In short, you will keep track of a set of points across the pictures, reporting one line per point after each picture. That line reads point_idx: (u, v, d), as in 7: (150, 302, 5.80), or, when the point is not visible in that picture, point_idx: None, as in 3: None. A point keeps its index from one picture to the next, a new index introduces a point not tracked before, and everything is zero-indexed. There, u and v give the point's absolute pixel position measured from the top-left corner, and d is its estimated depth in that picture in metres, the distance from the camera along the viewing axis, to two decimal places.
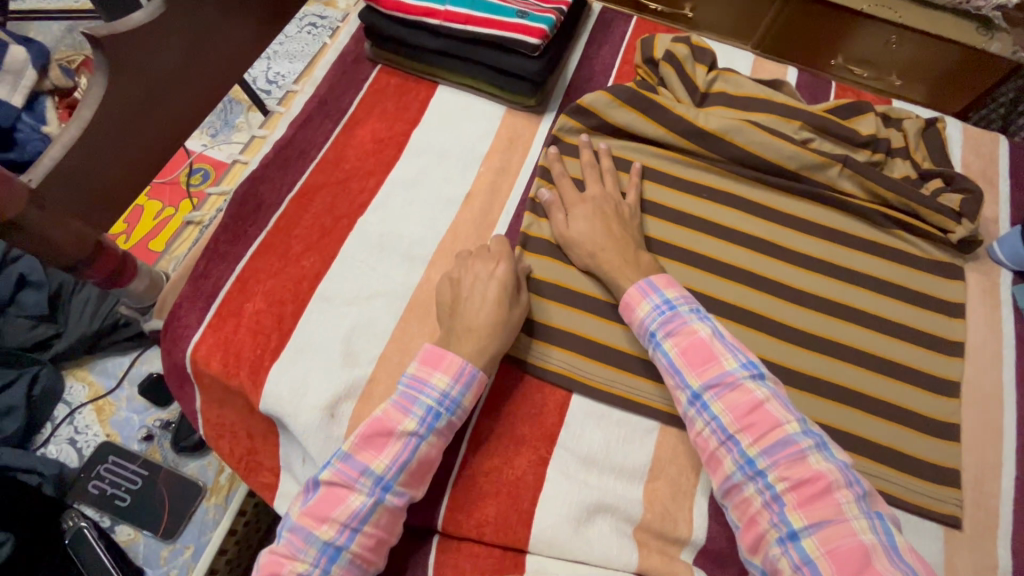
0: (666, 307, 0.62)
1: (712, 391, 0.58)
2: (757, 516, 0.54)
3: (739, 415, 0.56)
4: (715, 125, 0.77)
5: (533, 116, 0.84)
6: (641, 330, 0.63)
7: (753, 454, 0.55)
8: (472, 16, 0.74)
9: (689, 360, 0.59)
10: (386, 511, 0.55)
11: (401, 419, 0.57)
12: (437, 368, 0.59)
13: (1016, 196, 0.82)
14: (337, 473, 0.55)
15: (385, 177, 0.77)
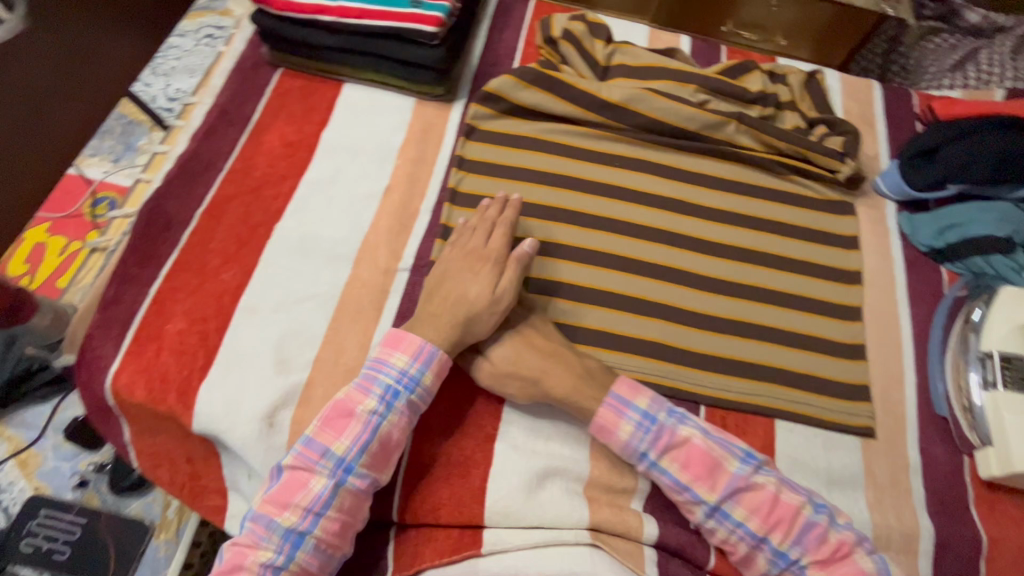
0: (648, 423, 0.58)
1: (708, 487, 0.57)
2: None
3: (737, 499, 0.56)
4: (618, 96, 0.81)
5: (444, 104, 0.84)
6: (628, 452, 0.59)
7: (755, 533, 0.55)
8: (366, 10, 0.74)
9: (682, 458, 0.57)
10: (348, 493, 0.55)
11: (362, 400, 0.58)
12: (396, 348, 0.60)
13: (894, 134, 0.90)
14: (298, 457, 0.56)
15: (300, 180, 0.76)
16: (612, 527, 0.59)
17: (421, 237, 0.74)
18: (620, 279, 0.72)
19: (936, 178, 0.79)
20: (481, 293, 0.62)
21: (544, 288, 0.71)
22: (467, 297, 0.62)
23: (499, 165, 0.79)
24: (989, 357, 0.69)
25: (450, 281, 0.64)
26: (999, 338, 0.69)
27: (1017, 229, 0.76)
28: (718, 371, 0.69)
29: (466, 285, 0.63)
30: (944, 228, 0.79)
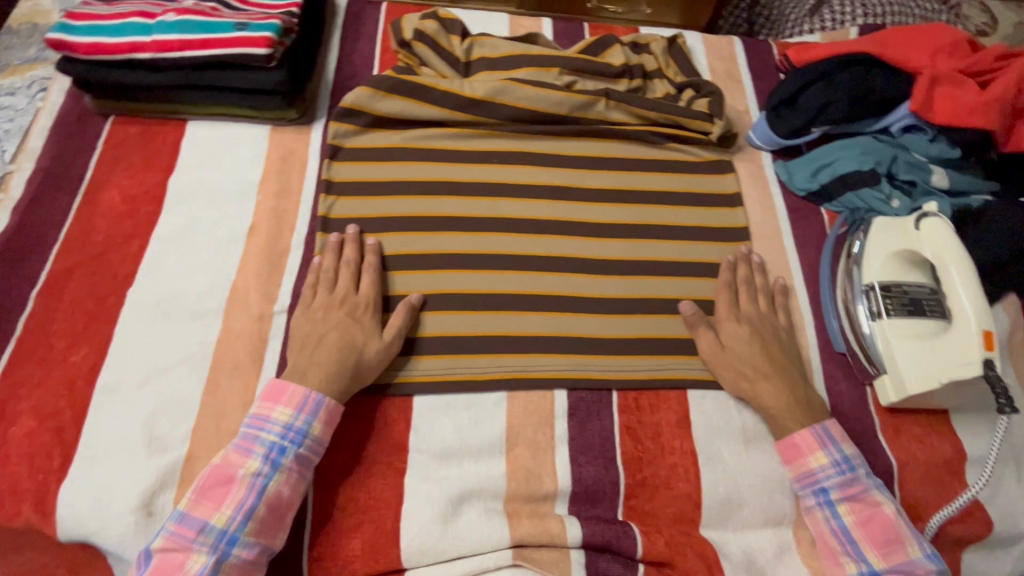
0: (846, 466, 0.60)
1: (817, 478, 0.60)
2: (839, 559, 0.59)
3: (851, 487, 0.60)
4: (481, 91, 0.78)
5: (302, 128, 0.79)
6: (808, 483, 0.61)
7: (843, 515, 0.59)
8: (187, 42, 0.68)
9: (798, 452, 0.62)
10: (234, 567, 0.51)
11: (243, 462, 0.54)
12: (278, 402, 0.57)
13: (759, 87, 0.92)
14: (171, 536, 0.50)
15: (150, 237, 0.69)
16: (534, 540, 0.58)
17: (296, 274, 0.69)
18: (513, 279, 0.70)
19: (801, 123, 0.81)
20: (373, 342, 0.62)
21: (436, 304, 0.68)
22: (358, 346, 0.61)
23: (370, 182, 0.75)
24: (871, 289, 0.71)
25: (333, 333, 0.61)
26: (878, 268, 0.72)
27: (881, 160, 0.79)
28: (624, 354, 0.68)
29: (353, 335, 0.62)
30: (817, 170, 0.81)
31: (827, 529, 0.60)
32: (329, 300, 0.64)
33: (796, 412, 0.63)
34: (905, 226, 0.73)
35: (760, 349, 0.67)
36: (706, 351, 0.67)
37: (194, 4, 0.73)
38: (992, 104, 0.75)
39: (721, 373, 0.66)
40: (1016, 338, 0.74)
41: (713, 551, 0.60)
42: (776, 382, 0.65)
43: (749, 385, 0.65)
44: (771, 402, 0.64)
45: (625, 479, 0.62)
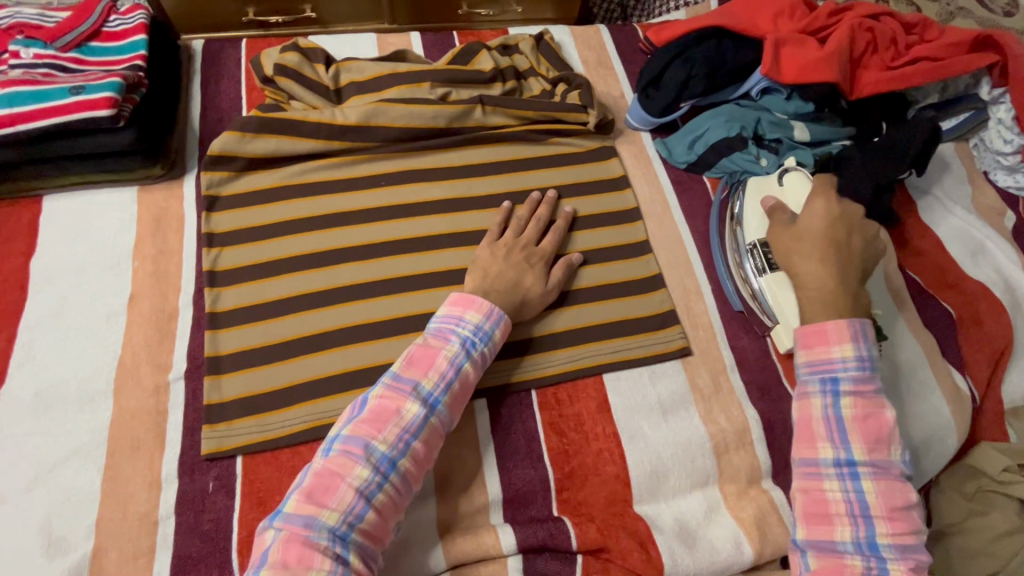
0: (863, 363, 0.59)
1: (834, 368, 0.59)
2: (817, 444, 0.58)
3: (864, 385, 0.58)
4: (355, 116, 0.77)
5: (172, 183, 0.75)
6: (824, 366, 0.60)
7: (844, 406, 0.58)
8: (15, 115, 0.64)
9: (824, 339, 0.61)
10: (396, 484, 0.52)
11: (444, 347, 0.59)
12: (468, 306, 0.62)
13: (630, 71, 0.96)
14: (349, 447, 0.52)
15: (17, 327, 0.64)
16: (472, 555, 0.59)
17: (189, 337, 0.66)
18: (416, 299, 0.69)
19: (668, 102, 0.85)
20: (536, 284, 0.68)
21: (341, 340, 0.66)
22: (523, 284, 0.67)
23: (255, 227, 0.72)
24: (756, 245, 0.74)
25: (498, 272, 0.66)
26: (757, 225, 0.75)
27: (746, 124, 0.83)
28: (539, 352, 0.69)
29: (476, 286, 0.65)
30: (692, 142, 0.85)
31: (821, 416, 0.58)
32: (512, 241, 0.70)
33: (837, 304, 0.62)
34: (771, 182, 0.77)
35: (837, 229, 0.66)
36: (777, 234, 0.69)
37: (23, 74, 0.69)
38: (831, 56, 0.80)
39: (781, 248, 0.68)
40: (889, 267, 0.81)
41: (646, 527, 0.62)
42: (822, 265, 0.64)
43: (800, 264, 0.65)
44: (813, 285, 0.64)
45: (554, 475, 0.63)
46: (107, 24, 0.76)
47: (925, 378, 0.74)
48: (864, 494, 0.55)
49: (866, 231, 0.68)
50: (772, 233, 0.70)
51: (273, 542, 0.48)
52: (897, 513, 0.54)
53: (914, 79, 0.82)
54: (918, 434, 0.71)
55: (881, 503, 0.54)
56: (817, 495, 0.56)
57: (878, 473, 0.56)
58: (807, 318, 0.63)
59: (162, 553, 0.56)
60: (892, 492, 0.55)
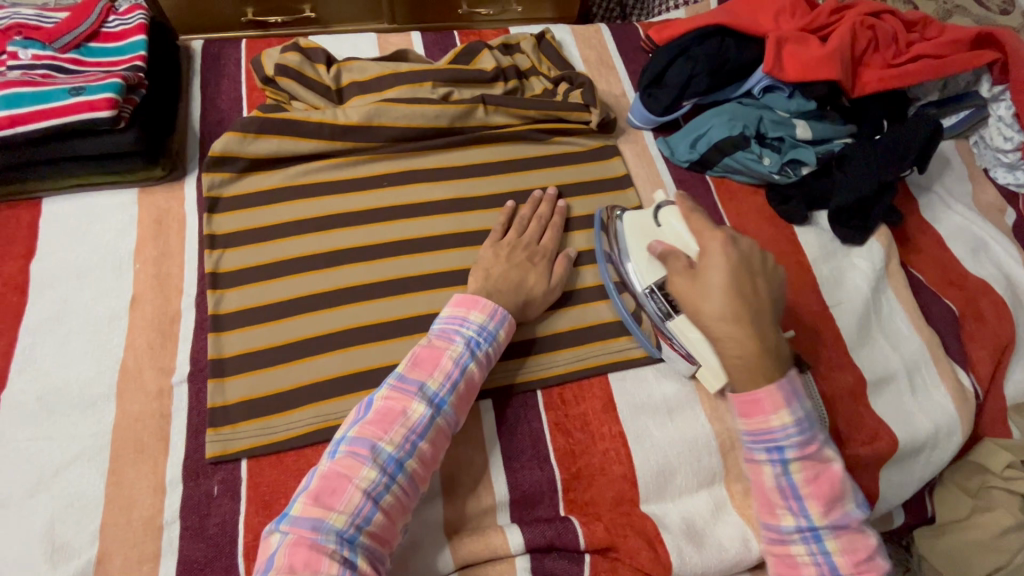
0: (803, 426, 0.55)
1: (776, 437, 0.55)
2: (777, 512, 0.56)
3: (808, 447, 0.55)
4: (357, 116, 0.76)
5: (173, 185, 0.75)
6: (764, 439, 0.56)
7: (793, 472, 0.55)
8: (15, 116, 0.64)
9: (759, 408, 0.56)
10: (402, 487, 0.52)
11: (449, 348, 0.58)
12: (472, 306, 0.62)
13: (631, 70, 0.96)
14: (354, 449, 0.51)
15: (18, 331, 0.64)
16: (479, 556, 0.58)
17: (191, 339, 0.66)
18: (420, 300, 0.69)
19: (670, 100, 0.85)
20: (540, 283, 0.68)
21: (345, 341, 0.66)
22: (527, 283, 0.67)
23: (256, 229, 0.72)
24: (653, 290, 0.67)
25: (501, 273, 0.66)
26: (646, 271, 0.67)
27: (748, 123, 0.82)
28: (544, 352, 0.69)
29: (480, 287, 0.65)
30: (695, 141, 0.85)
31: (774, 484, 0.56)
32: (515, 241, 0.70)
33: (764, 363, 0.56)
34: (646, 220, 0.70)
35: (735, 275, 0.58)
36: (681, 287, 0.60)
37: (21, 74, 0.68)
38: (834, 54, 0.80)
39: (693, 304, 0.59)
40: (892, 265, 0.81)
41: (654, 526, 0.62)
42: (737, 325, 0.56)
43: (711, 325, 0.57)
44: (732, 348, 0.56)
45: (561, 475, 0.63)
46: (106, 24, 0.75)
47: (929, 375, 0.75)
48: (832, 559, 0.54)
49: (766, 269, 0.61)
50: (677, 291, 0.60)
51: (280, 546, 0.47)
52: (866, 566, 0.53)
53: (916, 77, 0.83)
54: (924, 431, 0.71)
55: (847, 562, 0.53)
56: (786, 559, 0.55)
57: (841, 531, 0.54)
58: (736, 381, 0.57)
59: (167, 558, 0.55)
60: (855, 546, 0.54)
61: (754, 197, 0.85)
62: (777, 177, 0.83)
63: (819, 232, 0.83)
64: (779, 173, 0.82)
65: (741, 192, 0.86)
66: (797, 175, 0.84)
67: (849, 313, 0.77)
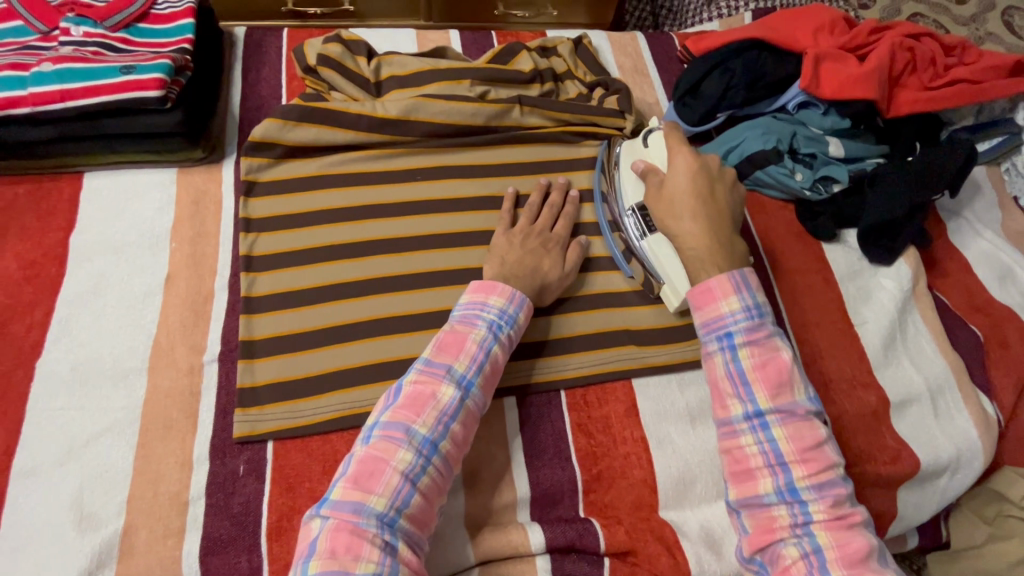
0: (753, 311, 0.59)
1: (726, 323, 0.59)
2: (727, 402, 0.57)
3: (756, 332, 0.58)
4: (395, 110, 0.77)
5: (211, 167, 0.76)
6: (716, 324, 0.59)
7: (742, 357, 0.57)
8: (67, 91, 0.65)
9: (711, 297, 0.60)
10: (436, 469, 0.52)
11: (472, 331, 0.59)
12: (492, 291, 0.62)
13: (665, 79, 0.97)
14: (387, 435, 0.52)
15: (55, 301, 0.65)
16: (499, 552, 0.59)
17: (223, 319, 0.67)
18: (449, 294, 0.69)
19: (705, 111, 0.86)
20: (554, 268, 0.68)
21: (374, 330, 0.66)
22: (542, 268, 0.67)
23: (290, 214, 0.72)
24: (636, 210, 0.73)
25: (516, 259, 0.67)
26: (632, 191, 0.74)
27: (782, 138, 0.82)
28: (570, 352, 0.69)
29: (496, 273, 0.66)
30: (727, 151, 0.85)
31: (723, 372, 0.58)
32: (528, 228, 0.70)
33: (718, 257, 0.62)
34: (638, 142, 0.77)
35: (697, 180, 0.67)
36: (653, 199, 0.68)
37: (73, 50, 0.70)
38: (871, 74, 0.80)
39: (659, 210, 0.67)
40: (919, 286, 0.81)
41: (672, 532, 0.62)
42: (695, 222, 0.64)
43: (674, 223, 0.65)
44: (688, 241, 0.64)
45: (582, 476, 0.63)
46: (155, 5, 0.76)
47: (953, 400, 0.74)
48: (783, 457, 0.54)
49: (726, 180, 0.68)
50: (647, 198, 0.68)
51: (322, 531, 0.47)
52: (811, 457, 0.53)
53: (951, 101, 0.83)
54: (945, 455, 0.71)
55: (792, 448, 0.54)
56: (736, 452, 0.56)
57: (785, 411, 0.55)
58: (693, 276, 0.63)
59: (191, 534, 0.56)
60: (802, 434, 0.54)
61: (783, 212, 0.86)
62: (808, 193, 0.83)
63: (847, 250, 0.83)
64: (811, 190, 0.83)
65: (769, 206, 0.86)
66: (828, 192, 0.84)
67: (874, 332, 0.77)
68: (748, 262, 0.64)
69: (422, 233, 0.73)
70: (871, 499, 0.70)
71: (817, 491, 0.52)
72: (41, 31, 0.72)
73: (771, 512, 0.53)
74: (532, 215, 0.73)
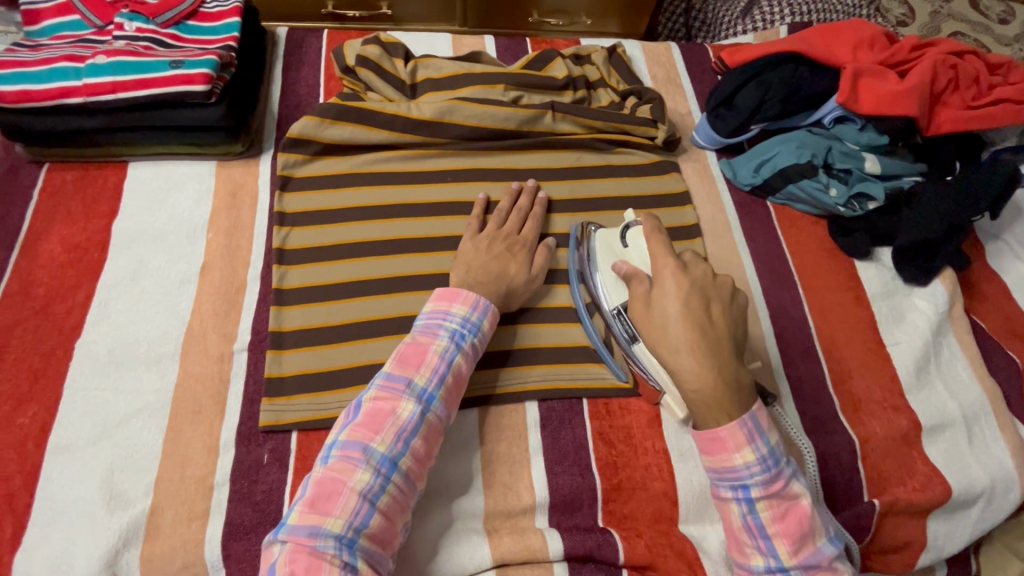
0: (771, 460, 0.53)
1: (740, 476, 0.53)
2: (746, 550, 0.54)
3: (774, 484, 0.53)
4: (430, 111, 0.78)
5: (249, 162, 0.78)
6: (730, 476, 0.53)
7: (759, 511, 0.53)
8: (118, 83, 0.68)
9: (721, 446, 0.53)
10: (395, 488, 0.52)
11: (432, 342, 0.58)
12: (453, 300, 0.61)
13: (698, 90, 0.96)
14: (340, 460, 0.51)
15: (96, 285, 0.67)
16: (516, 556, 0.59)
17: (254, 310, 0.68)
18: None
19: (739, 122, 0.85)
20: (520, 272, 0.67)
21: (400, 328, 0.67)
22: (508, 273, 0.66)
23: (322, 211, 0.74)
24: (621, 312, 0.65)
25: (482, 264, 0.66)
26: (614, 292, 0.66)
27: (817, 152, 0.82)
28: (591, 360, 0.68)
29: (460, 279, 0.64)
30: (759, 166, 0.85)
31: (741, 524, 0.54)
32: (495, 233, 0.70)
33: (726, 402, 0.53)
34: (617, 241, 0.69)
35: (688, 304, 0.56)
36: (641, 316, 0.58)
37: (127, 44, 0.73)
38: (912, 90, 0.78)
39: (650, 336, 0.57)
40: (955, 309, 0.79)
41: (691, 547, 0.61)
42: (696, 358, 0.54)
43: (669, 357, 0.55)
44: (690, 382, 0.54)
45: (602, 485, 0.63)
46: (204, 4, 0.79)
47: (988, 428, 0.72)
48: (774, 543, 0.53)
49: (724, 297, 0.58)
50: (636, 321, 0.59)
51: (279, 556, 0.47)
52: (801, 541, 0.52)
53: (995, 121, 0.81)
54: (978, 484, 0.69)
55: None
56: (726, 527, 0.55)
57: (774, 498, 0.53)
58: (698, 418, 0.54)
59: (215, 519, 0.57)
60: None
61: (814, 227, 0.84)
62: (842, 209, 0.81)
63: (881, 268, 0.81)
64: (845, 206, 0.81)
65: (801, 221, 0.85)
66: (863, 210, 0.82)
67: (907, 354, 0.75)
68: (754, 390, 0.55)
69: (450, 235, 0.73)
70: (898, 527, 0.67)
71: None
72: (96, 25, 0.75)
73: None
74: (498, 219, 0.72)
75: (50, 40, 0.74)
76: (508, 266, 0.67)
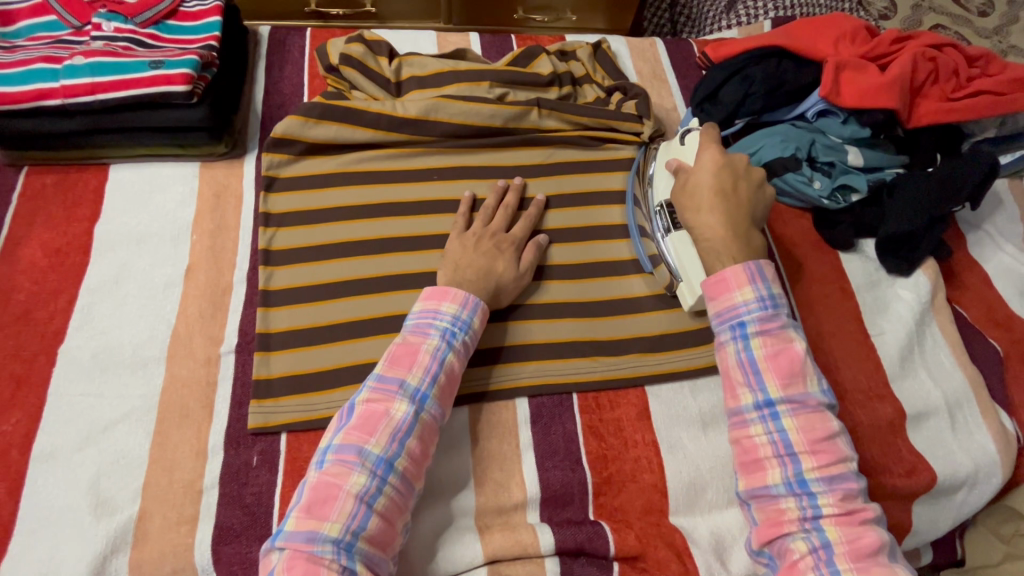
0: (767, 301, 0.60)
1: (737, 313, 0.60)
2: (738, 391, 0.59)
3: (768, 323, 0.59)
4: (415, 110, 0.78)
5: (232, 162, 0.77)
6: (729, 313, 0.61)
7: (754, 349, 0.58)
8: (97, 84, 0.67)
9: (724, 287, 0.61)
10: (393, 490, 0.51)
11: (424, 341, 0.58)
12: (443, 298, 0.61)
13: (683, 85, 0.97)
14: (335, 465, 0.51)
15: (79, 289, 0.66)
16: (508, 553, 0.59)
17: (241, 312, 0.68)
18: None
19: (723, 117, 0.86)
20: (508, 269, 0.67)
21: (389, 327, 0.66)
22: (495, 270, 0.66)
23: (308, 211, 0.73)
24: (663, 206, 0.74)
25: (470, 262, 0.66)
26: (664, 186, 0.75)
27: (800, 146, 0.82)
28: (580, 356, 0.69)
29: (448, 278, 0.64)
30: None
31: (735, 361, 0.59)
32: (481, 231, 0.70)
33: (731, 247, 0.63)
34: (675, 142, 0.78)
35: (720, 175, 0.67)
36: (679, 188, 0.68)
37: (105, 45, 0.72)
38: (893, 83, 0.79)
39: (682, 201, 0.67)
40: (938, 299, 0.80)
41: (682, 539, 0.62)
42: (713, 212, 0.65)
43: (692, 214, 0.66)
44: (705, 232, 0.64)
45: (592, 478, 0.63)
46: (184, 2, 0.77)
47: (971, 415, 0.73)
48: (763, 380, 0.58)
49: (753, 177, 0.68)
50: (672, 192, 0.69)
51: (279, 563, 0.47)
52: (789, 377, 0.57)
53: (973, 112, 0.82)
54: (962, 470, 0.70)
55: (802, 440, 0.55)
56: (746, 442, 0.57)
57: (769, 337, 0.59)
58: (709, 267, 0.64)
59: (204, 523, 0.56)
60: (812, 425, 0.56)
61: (799, 221, 0.85)
62: (827, 202, 0.82)
63: (865, 260, 0.82)
64: (829, 198, 0.82)
65: (786, 214, 0.86)
66: (846, 202, 0.82)
67: (891, 344, 0.76)
68: (764, 254, 0.64)
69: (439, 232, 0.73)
70: (885, 513, 0.68)
71: (827, 484, 0.54)
72: (73, 26, 0.74)
73: (779, 507, 0.54)
74: (486, 217, 0.72)
75: (26, 41, 0.72)
76: (495, 262, 0.67)
